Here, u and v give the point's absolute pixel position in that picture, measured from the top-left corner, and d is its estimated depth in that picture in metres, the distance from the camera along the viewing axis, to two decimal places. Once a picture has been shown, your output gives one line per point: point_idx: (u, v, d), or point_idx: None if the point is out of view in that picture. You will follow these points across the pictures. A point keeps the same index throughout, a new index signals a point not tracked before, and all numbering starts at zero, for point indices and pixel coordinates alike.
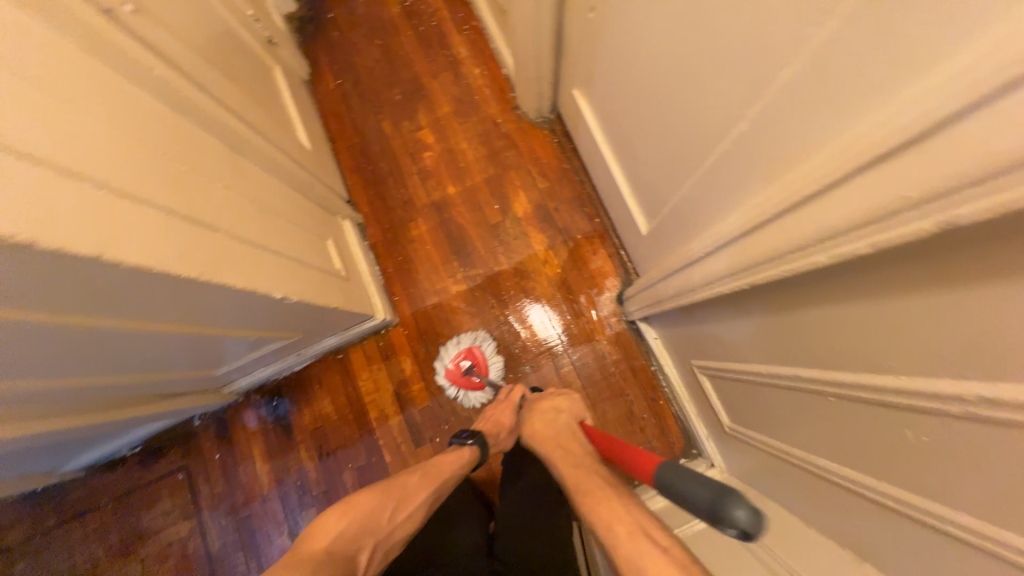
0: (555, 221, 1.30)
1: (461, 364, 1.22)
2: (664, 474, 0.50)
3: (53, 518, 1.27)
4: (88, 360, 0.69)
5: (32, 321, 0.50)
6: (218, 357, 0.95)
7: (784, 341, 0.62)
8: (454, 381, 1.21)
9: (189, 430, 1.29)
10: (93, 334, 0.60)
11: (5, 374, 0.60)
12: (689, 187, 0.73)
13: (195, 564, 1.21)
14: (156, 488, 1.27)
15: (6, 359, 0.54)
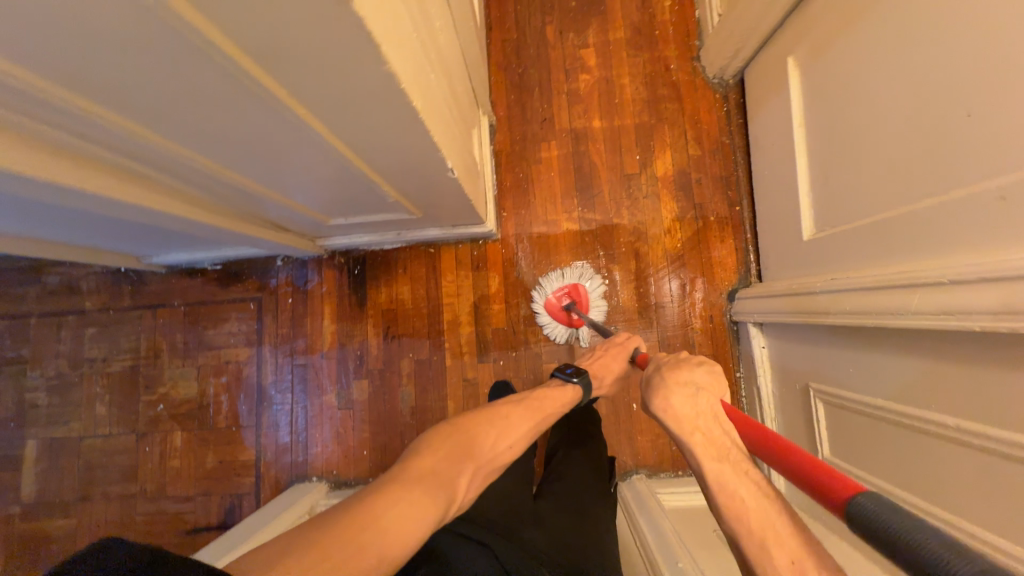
0: (693, 195, 1.21)
1: (562, 299, 1.18)
2: (866, 505, 0.40)
3: (128, 301, 1.33)
4: (267, 166, 0.68)
5: (272, 95, 0.47)
6: (351, 208, 0.94)
7: (872, 375, 0.75)
8: (552, 314, 1.19)
9: (271, 267, 1.31)
10: (295, 137, 0.57)
11: (205, 148, 0.59)
12: (835, 230, 0.86)
13: (247, 387, 1.28)
14: (227, 308, 1.31)
15: (227, 130, 0.53)
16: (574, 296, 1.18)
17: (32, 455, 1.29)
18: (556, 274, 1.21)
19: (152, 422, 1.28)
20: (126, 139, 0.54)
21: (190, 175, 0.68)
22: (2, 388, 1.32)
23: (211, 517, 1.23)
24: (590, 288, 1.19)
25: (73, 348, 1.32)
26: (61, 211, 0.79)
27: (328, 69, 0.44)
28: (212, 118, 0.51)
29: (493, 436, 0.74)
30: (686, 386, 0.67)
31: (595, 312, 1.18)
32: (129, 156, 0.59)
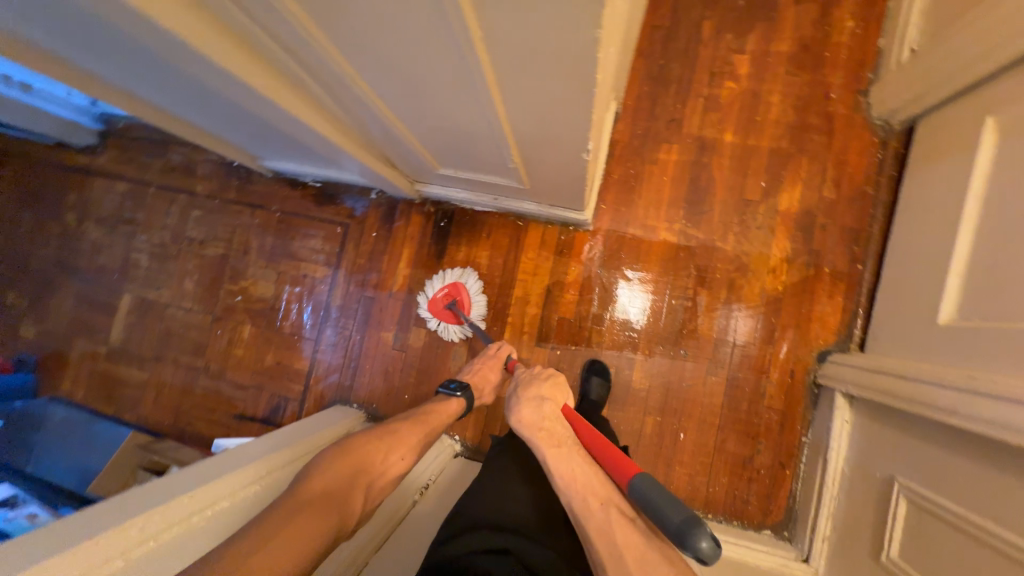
0: (813, 239, 1.11)
1: (444, 297, 1.23)
2: (639, 485, 0.61)
3: (232, 194, 1.42)
4: (419, 103, 0.67)
5: (460, 21, 0.44)
6: (471, 163, 0.93)
7: (990, 497, 0.65)
8: (435, 313, 1.23)
9: (365, 198, 1.35)
10: (457, 73, 0.54)
11: (371, 68, 0.59)
12: (991, 323, 0.74)
13: (316, 303, 1.34)
14: (317, 226, 1.36)
15: (404, 56, 0.53)
16: (455, 295, 1.22)
17: (126, 307, 1.44)
18: (439, 275, 1.25)
19: (227, 310, 1.38)
20: (304, 41, 0.55)
21: (336, 85, 0.67)
22: (115, 241, 1.47)
23: (257, 410, 1.33)
24: (469, 286, 1.23)
25: (178, 223, 1.44)
26: (206, 91, 0.82)
27: (536, 9, 0.40)
28: (391, 34, 0.49)
29: (380, 453, 0.81)
30: (533, 399, 0.83)
31: (475, 313, 1.22)
32: (290, 49, 0.59)
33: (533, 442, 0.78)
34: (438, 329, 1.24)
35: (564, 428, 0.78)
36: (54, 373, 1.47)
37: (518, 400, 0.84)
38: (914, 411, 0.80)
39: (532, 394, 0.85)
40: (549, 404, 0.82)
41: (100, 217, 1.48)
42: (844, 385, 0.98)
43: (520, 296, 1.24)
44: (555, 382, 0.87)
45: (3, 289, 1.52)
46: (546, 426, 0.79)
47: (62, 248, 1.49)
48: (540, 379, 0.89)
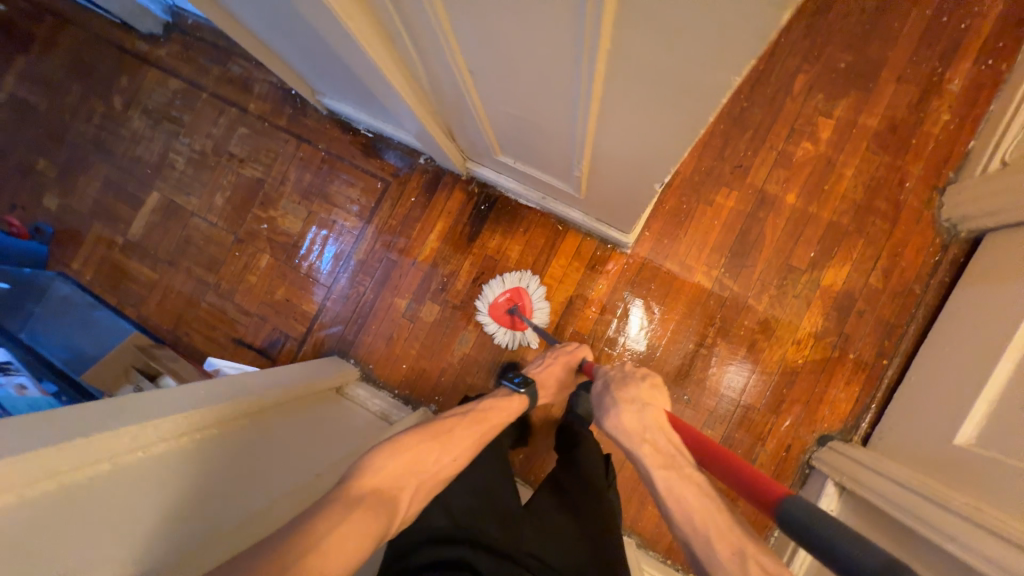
0: (845, 323, 1.09)
1: (507, 301, 1.21)
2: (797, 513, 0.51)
3: (282, 122, 1.39)
4: (506, 88, 0.65)
5: (595, 22, 0.41)
6: (534, 159, 0.91)
7: None
8: (497, 318, 1.21)
9: (413, 161, 1.32)
10: (565, 69, 0.51)
11: (472, 41, 0.57)
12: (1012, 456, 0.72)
13: (339, 252, 1.33)
14: (359, 175, 1.34)
15: (513, 38, 0.50)
16: (517, 300, 1.21)
17: (152, 205, 1.42)
18: (499, 280, 1.23)
19: (251, 235, 1.37)
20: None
21: (425, 43, 0.64)
22: (156, 137, 1.44)
23: (258, 340, 1.33)
24: (532, 290, 1.21)
25: (221, 136, 1.41)
26: (289, 12, 0.79)
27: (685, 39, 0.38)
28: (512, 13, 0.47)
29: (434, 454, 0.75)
30: (631, 403, 0.76)
31: (538, 318, 1.21)
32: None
33: (634, 451, 0.69)
34: (499, 334, 1.22)
35: (668, 440, 0.69)
36: (65, 251, 1.45)
37: (618, 407, 0.76)
38: (914, 526, 0.78)
39: (631, 399, 0.77)
40: (653, 410, 0.74)
41: (146, 109, 1.45)
42: (841, 475, 0.96)
43: (541, 300, 1.23)
44: (652, 392, 0.78)
45: (32, 155, 1.49)
46: (649, 438, 0.70)
47: (101, 129, 1.47)
48: (630, 380, 0.81)
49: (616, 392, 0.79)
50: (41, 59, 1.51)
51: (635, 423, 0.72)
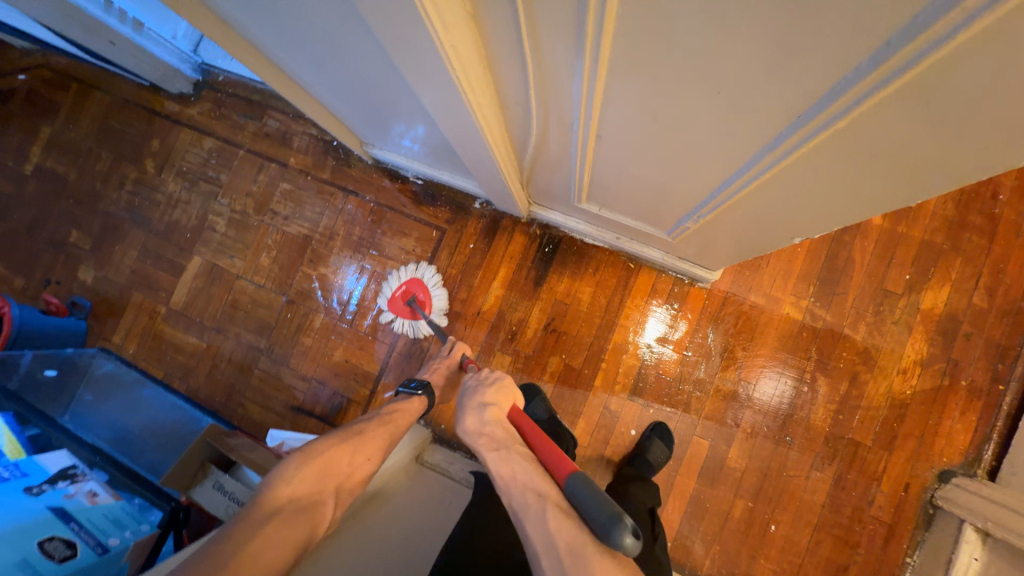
0: (953, 347, 1.03)
1: (404, 293, 1.24)
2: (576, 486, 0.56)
3: (325, 174, 1.34)
4: (647, 154, 0.60)
5: (852, 99, 0.35)
6: (635, 207, 0.86)
7: None
8: (396, 311, 1.24)
9: (468, 206, 1.27)
10: (762, 134, 0.45)
11: (630, 114, 0.52)
12: None
13: (397, 306, 1.27)
14: (411, 226, 1.29)
15: (700, 114, 0.46)
16: (415, 292, 1.24)
17: (193, 270, 1.36)
18: (398, 272, 1.26)
19: (301, 295, 1.31)
20: (574, 77, 0.49)
21: (554, 108, 0.58)
22: (193, 199, 1.39)
23: (319, 406, 1.26)
24: (426, 278, 1.24)
25: (262, 193, 1.36)
26: (370, 76, 0.73)
27: (984, 129, 0.32)
28: (720, 84, 0.41)
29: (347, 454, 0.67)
30: (474, 405, 0.72)
31: (435, 308, 1.24)
32: (539, 63, 0.50)
33: (477, 450, 0.67)
34: (400, 328, 1.24)
35: (506, 432, 0.67)
36: (105, 325, 1.38)
37: (470, 410, 0.72)
38: None
39: (483, 401, 0.73)
40: (494, 407, 0.71)
41: (180, 170, 1.40)
42: (983, 519, 0.89)
43: (618, 343, 1.17)
44: (504, 395, 0.75)
45: (64, 227, 1.43)
46: (487, 429, 0.68)
47: (135, 195, 1.42)
48: (486, 385, 0.77)
49: (468, 398, 0.75)
50: (67, 128, 1.47)
51: (479, 421, 0.69)
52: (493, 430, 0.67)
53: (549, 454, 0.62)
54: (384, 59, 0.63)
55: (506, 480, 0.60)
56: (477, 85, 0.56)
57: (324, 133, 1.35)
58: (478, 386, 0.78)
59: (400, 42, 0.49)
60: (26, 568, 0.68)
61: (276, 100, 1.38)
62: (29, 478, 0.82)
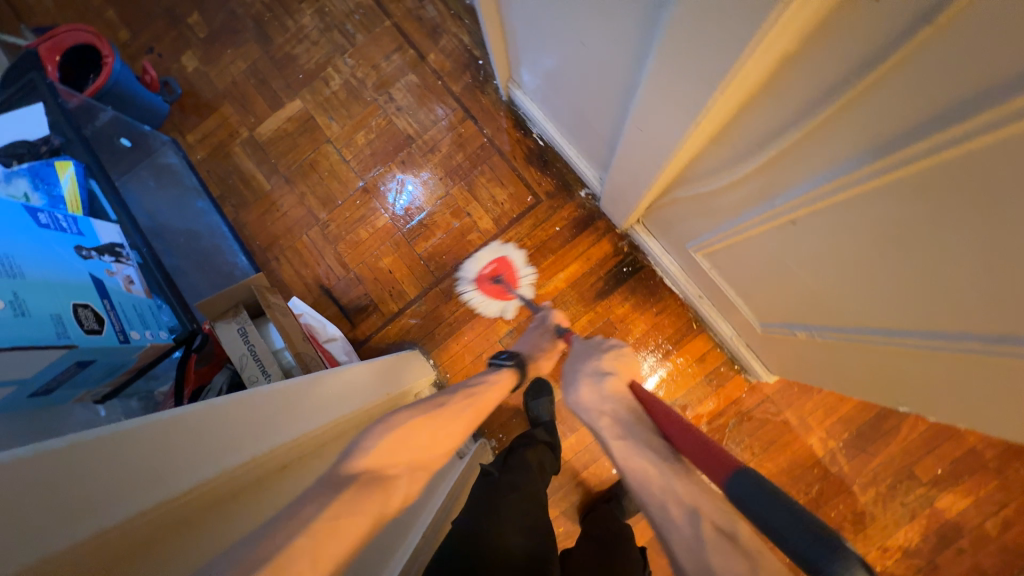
0: (940, 553, 1.04)
1: (490, 271, 1.22)
2: (736, 486, 0.41)
3: (455, 87, 1.28)
4: (824, 264, 0.57)
5: None
6: (750, 288, 0.83)
7: None
8: (481, 288, 1.22)
9: (575, 189, 1.22)
10: (991, 327, 0.42)
11: (846, 230, 0.49)
12: None
13: (460, 246, 1.24)
14: (512, 179, 1.24)
15: (932, 274, 0.43)
16: (501, 271, 1.23)
17: (290, 112, 1.32)
18: (479, 251, 1.23)
19: (378, 188, 1.28)
20: (833, 171, 0.45)
21: (770, 178, 0.54)
22: (320, 43, 1.33)
23: (346, 299, 1.25)
24: (521, 257, 1.22)
25: (389, 73, 1.30)
26: (591, 37, 0.67)
27: None
28: (993, 272, 0.38)
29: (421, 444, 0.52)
30: (591, 376, 0.66)
31: (522, 288, 1.21)
32: (808, 137, 0.45)
33: (596, 430, 0.58)
34: (478, 305, 1.22)
35: (630, 411, 0.58)
36: (185, 118, 1.35)
37: (583, 393, 0.64)
38: None
39: (592, 380, 0.65)
40: (613, 387, 0.63)
41: (322, 9, 1.34)
42: None
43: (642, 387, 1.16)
44: (617, 371, 0.68)
45: (188, 5, 1.37)
46: (610, 411, 0.59)
47: (268, 10, 1.35)
48: (598, 355, 0.72)
49: (575, 379, 0.68)
50: None
51: (604, 402, 0.61)
52: (621, 412, 0.58)
53: (685, 439, 0.49)
54: (629, 35, 0.58)
55: (639, 465, 0.48)
56: (714, 118, 0.52)
57: (475, 47, 1.28)
58: (586, 361, 0.71)
59: (692, 44, 0.44)
60: (59, 325, 0.69)
61: None
62: (83, 239, 0.82)
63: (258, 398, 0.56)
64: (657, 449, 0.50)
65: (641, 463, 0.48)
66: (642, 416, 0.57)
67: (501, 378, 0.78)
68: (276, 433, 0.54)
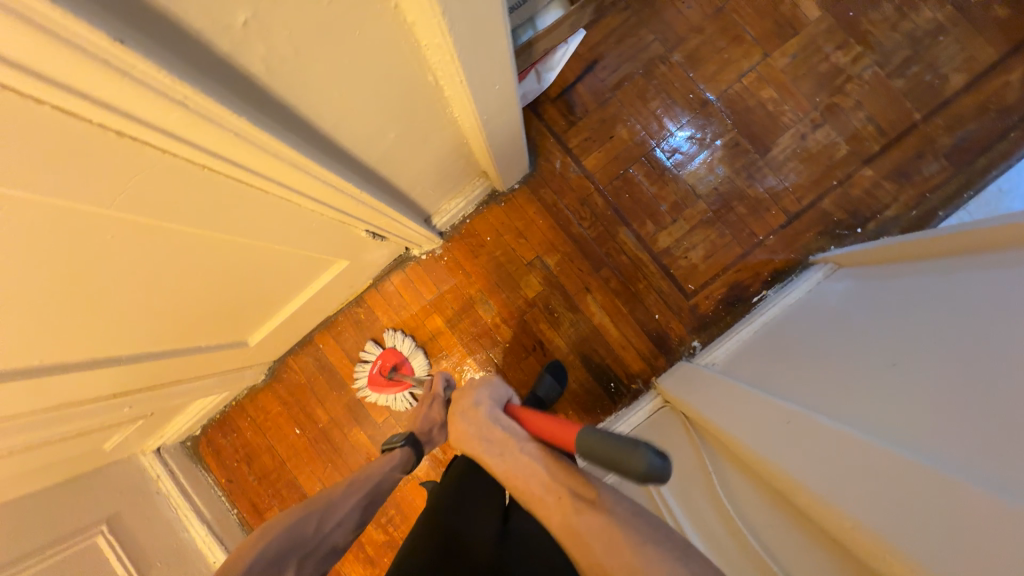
0: None
1: (378, 364, 1.17)
2: None
3: (826, 201, 1.11)
4: None
5: None
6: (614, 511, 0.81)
7: None
8: (375, 386, 1.16)
9: (699, 334, 1.12)
10: None
11: None
12: None
13: (638, 213, 1.15)
14: (712, 267, 1.13)
15: None
16: (392, 361, 1.17)
17: (802, 4, 1.13)
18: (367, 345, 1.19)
19: (704, 118, 1.15)
20: None
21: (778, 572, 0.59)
22: (891, 34, 1.11)
23: (581, 89, 1.17)
24: (400, 342, 1.18)
25: (845, 122, 1.12)
26: (903, 371, 0.59)
27: None
28: None
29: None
30: (472, 407, 0.69)
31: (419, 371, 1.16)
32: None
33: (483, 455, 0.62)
34: (389, 398, 1.16)
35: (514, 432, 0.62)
36: None
37: (463, 417, 0.69)
38: None
39: (469, 410, 0.69)
40: (489, 408, 0.68)
41: (938, 33, 1.10)
42: None
43: (470, 373, 1.17)
44: (496, 394, 0.72)
45: None
46: (495, 433, 0.63)
47: None
48: (484, 382, 0.76)
49: (459, 407, 0.72)
50: None
51: (480, 423, 0.66)
52: (495, 428, 0.64)
53: (552, 428, 0.57)
54: (895, 419, 0.54)
55: (517, 475, 0.57)
56: (814, 508, 0.54)
57: (880, 221, 1.09)
58: (474, 387, 0.75)
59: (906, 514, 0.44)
60: None
61: (960, 181, 1.06)
62: None
63: (495, 14, 0.52)
64: (530, 454, 0.58)
65: (537, 494, 0.54)
66: (515, 431, 0.62)
67: (388, 467, 0.77)
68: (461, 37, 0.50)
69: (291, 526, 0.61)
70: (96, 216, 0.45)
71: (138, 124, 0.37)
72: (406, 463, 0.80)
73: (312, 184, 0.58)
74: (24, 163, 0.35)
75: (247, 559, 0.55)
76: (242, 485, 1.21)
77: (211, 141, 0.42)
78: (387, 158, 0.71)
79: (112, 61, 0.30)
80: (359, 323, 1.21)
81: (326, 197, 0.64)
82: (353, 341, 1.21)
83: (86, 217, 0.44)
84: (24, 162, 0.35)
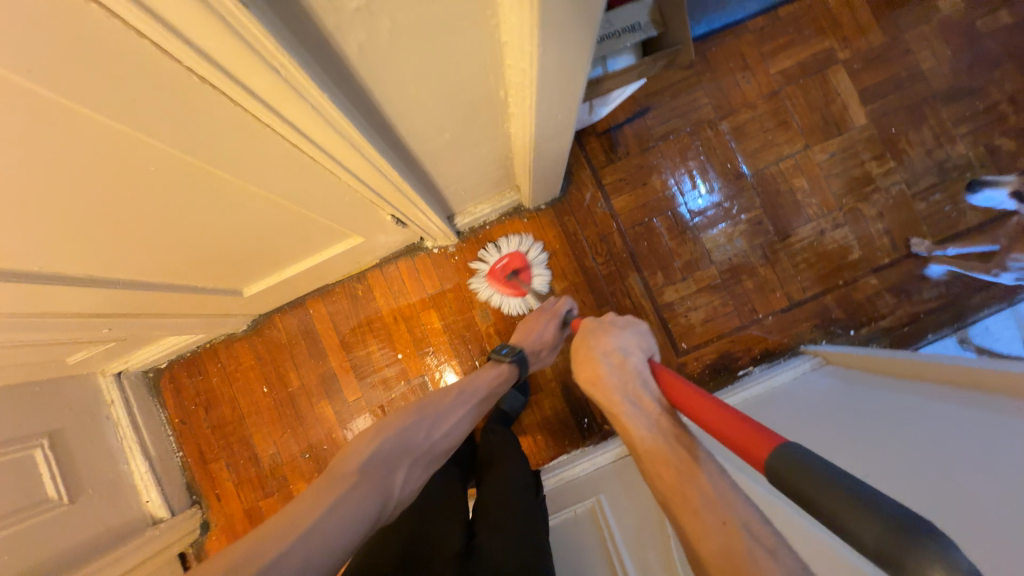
0: None
1: (505, 266, 1.15)
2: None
3: (828, 297, 1.15)
4: None
5: None
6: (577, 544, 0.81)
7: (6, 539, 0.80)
8: (494, 282, 1.15)
9: None
10: None
11: None
12: None
13: (651, 263, 1.18)
14: (708, 333, 1.16)
15: None
16: (517, 266, 1.15)
17: (851, 108, 1.18)
18: (507, 241, 1.17)
19: (736, 189, 1.18)
20: None
21: None
22: (924, 158, 1.17)
23: (627, 130, 1.20)
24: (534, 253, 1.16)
25: (864, 227, 1.16)
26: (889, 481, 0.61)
27: None
28: None
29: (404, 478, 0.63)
30: (617, 358, 0.69)
31: (536, 283, 1.16)
32: None
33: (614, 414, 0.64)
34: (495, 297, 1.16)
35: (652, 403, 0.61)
36: None
37: (606, 362, 0.69)
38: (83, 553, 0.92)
39: (614, 357, 0.69)
40: (635, 363, 0.68)
41: (967, 169, 1.16)
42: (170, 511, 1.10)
43: (450, 374, 1.17)
44: (644, 348, 0.72)
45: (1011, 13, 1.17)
46: (642, 399, 0.63)
47: (980, 104, 1.16)
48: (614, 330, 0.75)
49: (594, 346, 0.73)
50: None
51: (627, 375, 0.66)
52: (642, 387, 0.64)
53: (698, 401, 0.55)
54: None
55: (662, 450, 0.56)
56: None
57: (874, 328, 1.13)
58: (608, 335, 0.74)
59: None
60: None
61: (955, 311, 1.11)
62: None
63: (581, 58, 0.54)
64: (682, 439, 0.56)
65: (655, 447, 0.57)
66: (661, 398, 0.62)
67: (494, 380, 0.85)
68: (546, 70, 0.52)
69: (403, 434, 0.68)
70: (149, 147, 0.45)
71: (230, 81, 0.38)
72: (516, 371, 0.89)
73: (361, 165, 0.59)
74: (112, 88, 0.35)
75: (365, 454, 0.62)
76: (196, 429, 1.18)
77: (285, 107, 0.43)
78: (436, 156, 0.72)
79: (230, 20, 0.31)
80: (355, 298, 1.20)
81: (368, 179, 0.65)
82: (344, 315, 1.20)
83: (139, 145, 0.44)
84: (108, 85, 0.35)
